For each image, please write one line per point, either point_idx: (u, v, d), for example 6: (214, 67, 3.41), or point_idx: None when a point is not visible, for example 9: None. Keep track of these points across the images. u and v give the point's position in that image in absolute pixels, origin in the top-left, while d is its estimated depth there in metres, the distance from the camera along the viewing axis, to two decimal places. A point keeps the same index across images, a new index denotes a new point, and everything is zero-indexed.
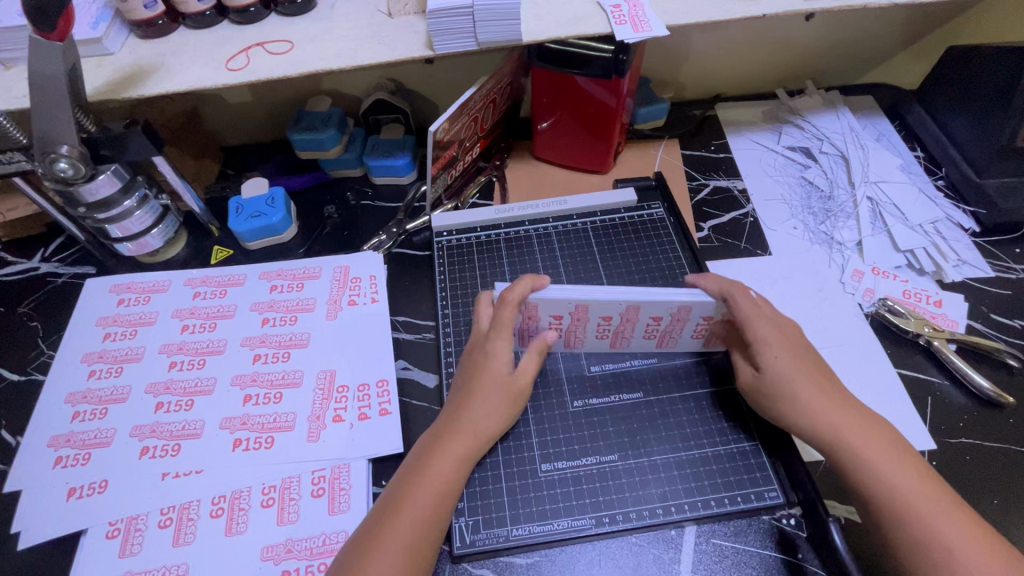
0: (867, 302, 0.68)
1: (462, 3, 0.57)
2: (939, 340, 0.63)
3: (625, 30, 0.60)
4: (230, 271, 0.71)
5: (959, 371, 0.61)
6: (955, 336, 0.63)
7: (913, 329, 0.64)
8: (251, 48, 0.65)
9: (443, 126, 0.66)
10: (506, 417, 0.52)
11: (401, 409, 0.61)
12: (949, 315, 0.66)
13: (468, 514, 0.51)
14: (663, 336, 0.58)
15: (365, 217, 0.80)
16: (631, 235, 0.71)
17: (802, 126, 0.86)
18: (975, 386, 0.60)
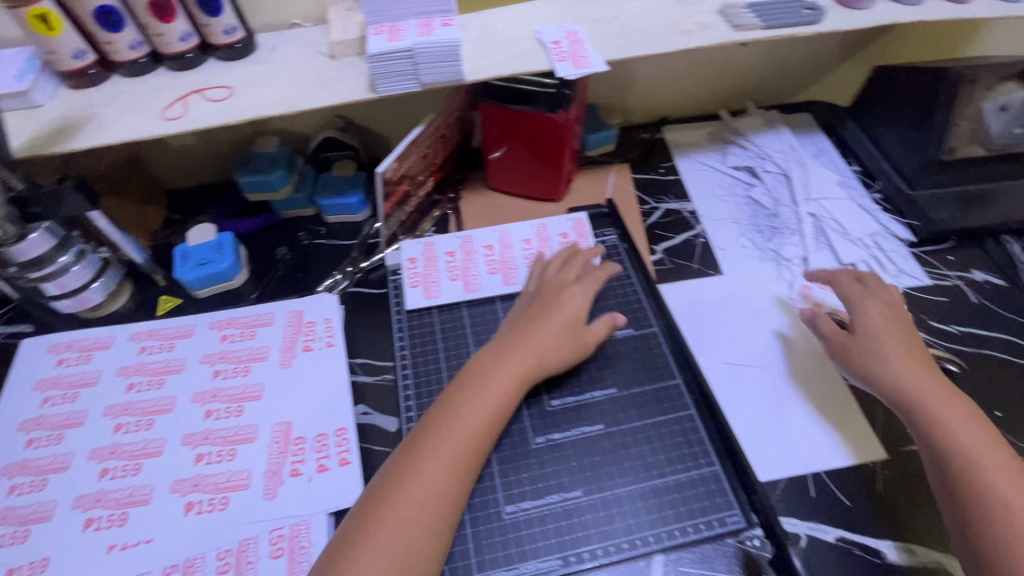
0: None
1: (400, 47, 0.57)
2: None
3: (566, 66, 0.61)
4: (178, 323, 0.69)
5: None
6: None
7: None
8: (189, 96, 0.63)
9: (391, 165, 0.66)
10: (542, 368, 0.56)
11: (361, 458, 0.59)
12: None
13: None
14: (543, 262, 0.70)
15: (319, 257, 0.79)
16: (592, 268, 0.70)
17: (745, 145, 0.89)
18: None
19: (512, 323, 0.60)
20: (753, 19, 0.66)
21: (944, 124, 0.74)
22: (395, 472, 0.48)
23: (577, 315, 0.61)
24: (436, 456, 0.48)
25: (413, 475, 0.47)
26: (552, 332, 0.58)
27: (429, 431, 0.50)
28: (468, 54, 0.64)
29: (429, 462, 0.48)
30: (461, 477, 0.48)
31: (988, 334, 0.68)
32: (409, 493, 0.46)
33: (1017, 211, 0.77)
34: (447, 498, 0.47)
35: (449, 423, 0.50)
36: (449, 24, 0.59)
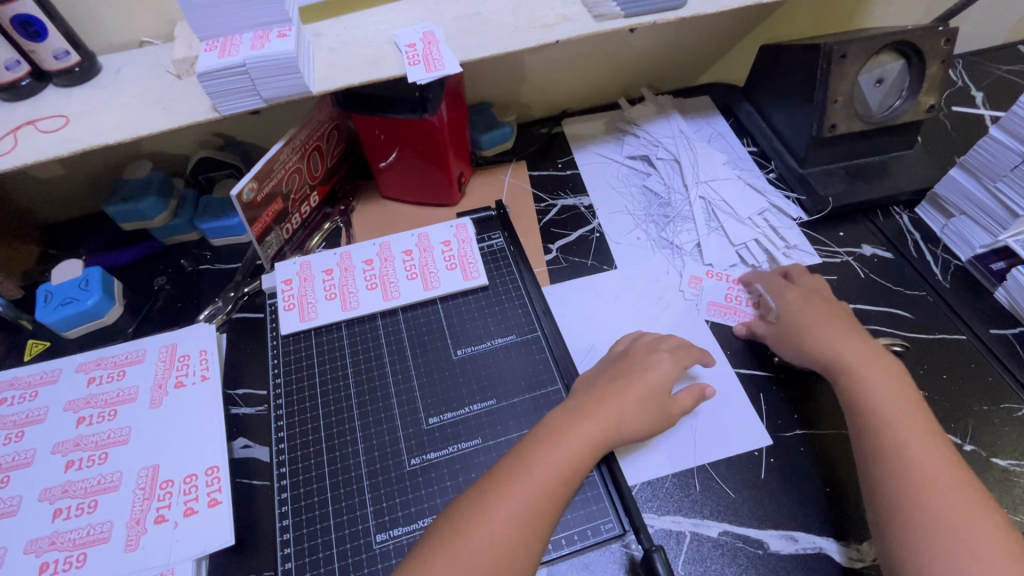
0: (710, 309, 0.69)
1: (232, 64, 0.54)
2: None
3: (418, 70, 0.59)
4: (41, 368, 0.65)
5: None
6: None
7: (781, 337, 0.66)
8: (20, 128, 0.59)
9: (250, 185, 0.63)
10: (650, 418, 0.54)
11: (237, 498, 0.57)
12: None
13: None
14: (424, 273, 0.68)
15: (202, 283, 0.75)
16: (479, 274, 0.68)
17: (638, 134, 0.88)
18: None
19: (612, 374, 0.56)
20: (614, 7, 0.64)
21: (822, 101, 0.73)
22: (439, 534, 0.45)
23: (663, 369, 0.57)
24: (528, 486, 0.47)
25: (493, 516, 0.45)
26: (633, 393, 0.54)
27: (526, 461, 0.49)
28: (318, 63, 0.61)
29: (505, 504, 0.46)
30: (552, 509, 0.47)
31: (876, 308, 0.69)
32: (486, 540, 0.44)
33: (904, 182, 0.77)
34: (527, 542, 0.45)
35: (537, 461, 0.49)
36: (286, 35, 0.56)
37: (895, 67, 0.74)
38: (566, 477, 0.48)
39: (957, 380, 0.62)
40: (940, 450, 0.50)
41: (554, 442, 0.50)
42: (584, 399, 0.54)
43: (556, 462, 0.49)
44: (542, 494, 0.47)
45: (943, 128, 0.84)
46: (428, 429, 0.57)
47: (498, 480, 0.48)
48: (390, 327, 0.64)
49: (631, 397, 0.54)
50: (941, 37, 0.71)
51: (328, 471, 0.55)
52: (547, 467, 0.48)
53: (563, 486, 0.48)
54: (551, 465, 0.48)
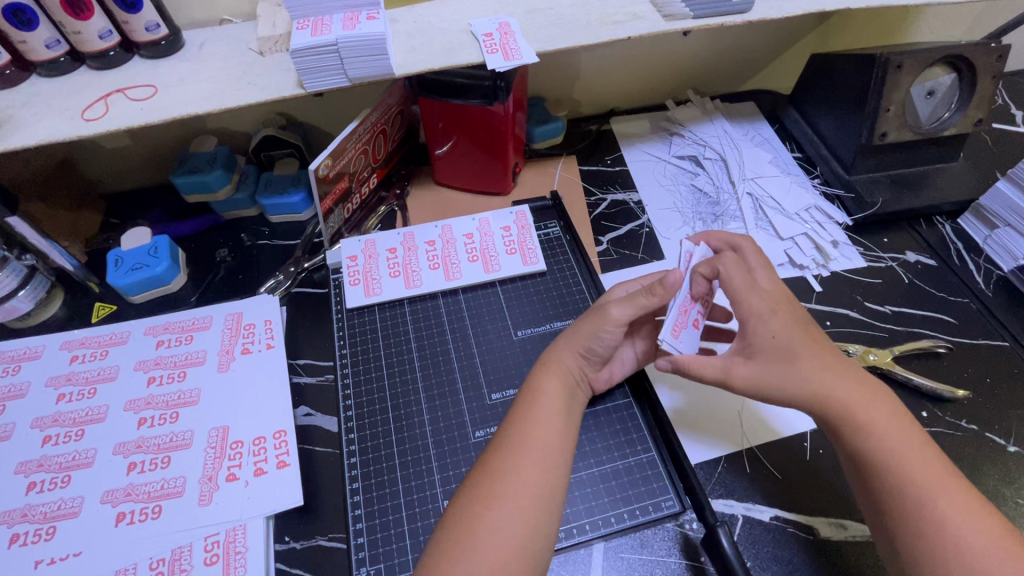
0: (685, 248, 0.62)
1: (324, 42, 0.56)
2: (883, 364, 0.64)
3: (496, 59, 0.61)
4: (111, 329, 0.67)
5: (901, 376, 0.63)
6: (902, 372, 0.63)
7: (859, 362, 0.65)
8: (110, 96, 0.62)
9: (324, 162, 0.65)
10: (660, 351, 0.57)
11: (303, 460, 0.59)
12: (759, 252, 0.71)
13: (368, 548, 0.51)
14: (484, 257, 0.69)
15: (261, 258, 0.78)
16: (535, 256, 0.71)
17: (684, 135, 0.90)
18: (915, 384, 0.63)
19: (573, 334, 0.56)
20: (683, 8, 0.66)
21: (874, 110, 0.75)
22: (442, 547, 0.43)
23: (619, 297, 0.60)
24: (514, 489, 0.45)
25: (490, 521, 0.44)
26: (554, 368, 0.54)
27: (512, 434, 0.49)
28: (399, 47, 0.63)
29: (500, 509, 0.44)
30: (544, 502, 0.46)
31: (919, 312, 0.71)
32: (491, 545, 0.43)
33: (948, 192, 0.79)
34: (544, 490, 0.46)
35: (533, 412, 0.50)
36: (374, 18, 0.58)
37: (946, 81, 0.76)
38: (551, 465, 0.48)
39: (1000, 384, 0.64)
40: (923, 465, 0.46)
41: (530, 436, 0.49)
42: (539, 380, 0.53)
43: (525, 453, 0.47)
44: (530, 490, 0.46)
45: (985, 143, 0.86)
46: (490, 403, 0.59)
47: (483, 485, 0.46)
48: (452, 307, 0.66)
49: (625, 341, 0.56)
50: (994, 53, 0.73)
51: (396, 441, 0.57)
52: (531, 462, 0.47)
53: (548, 475, 0.47)
54: (526, 455, 0.47)
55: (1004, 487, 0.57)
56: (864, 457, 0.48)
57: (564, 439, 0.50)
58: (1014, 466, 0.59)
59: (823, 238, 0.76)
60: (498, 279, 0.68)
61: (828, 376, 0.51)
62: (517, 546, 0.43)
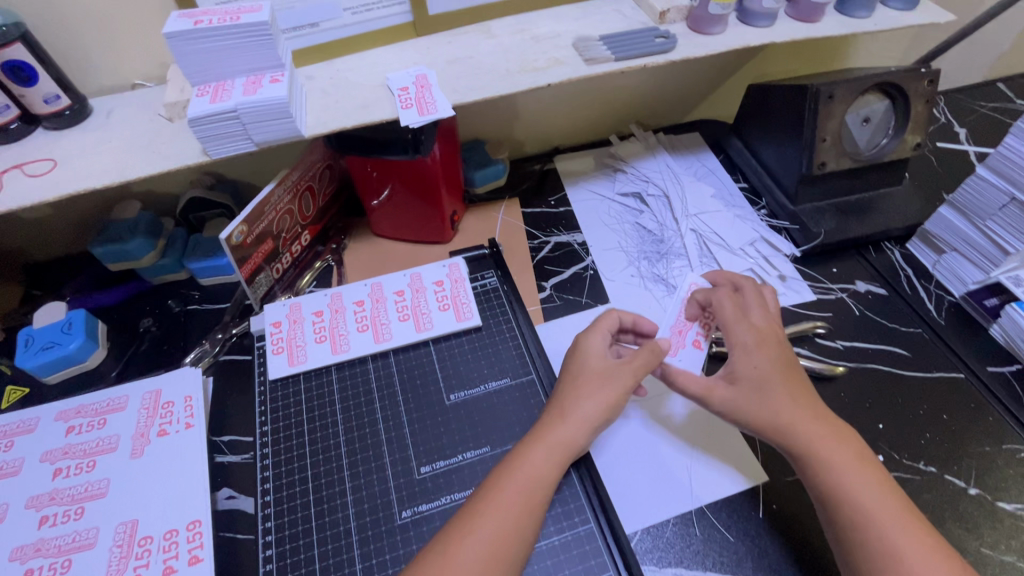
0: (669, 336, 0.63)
1: (223, 110, 0.53)
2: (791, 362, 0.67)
3: (410, 114, 0.59)
4: (19, 416, 0.63)
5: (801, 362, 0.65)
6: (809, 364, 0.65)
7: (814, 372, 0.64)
8: (6, 173, 0.59)
9: (240, 228, 0.62)
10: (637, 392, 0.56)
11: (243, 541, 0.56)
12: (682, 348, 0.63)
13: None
14: (415, 316, 0.66)
15: (189, 325, 0.74)
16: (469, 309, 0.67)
17: (628, 171, 0.88)
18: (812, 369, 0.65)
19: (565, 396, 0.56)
20: (605, 52, 0.65)
21: (811, 140, 0.74)
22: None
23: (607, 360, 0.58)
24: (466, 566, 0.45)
25: None
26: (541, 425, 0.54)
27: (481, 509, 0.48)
28: (312, 106, 0.61)
29: None
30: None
31: (869, 345, 0.68)
32: None
33: (894, 217, 0.78)
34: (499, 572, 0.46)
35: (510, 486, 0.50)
36: (278, 80, 0.56)
37: (880, 107, 0.75)
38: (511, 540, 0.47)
39: (957, 420, 0.62)
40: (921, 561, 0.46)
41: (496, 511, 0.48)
42: (527, 450, 0.52)
43: (499, 527, 0.47)
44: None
45: (929, 165, 0.85)
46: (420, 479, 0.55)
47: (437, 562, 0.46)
48: (382, 372, 0.63)
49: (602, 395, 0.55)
50: (925, 78, 0.72)
51: (318, 527, 0.53)
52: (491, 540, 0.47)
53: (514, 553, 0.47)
54: (493, 529, 0.47)
55: (967, 535, 0.54)
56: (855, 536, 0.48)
57: (538, 510, 0.49)
58: (976, 512, 0.55)
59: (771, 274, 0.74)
60: (430, 338, 0.65)
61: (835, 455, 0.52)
62: None
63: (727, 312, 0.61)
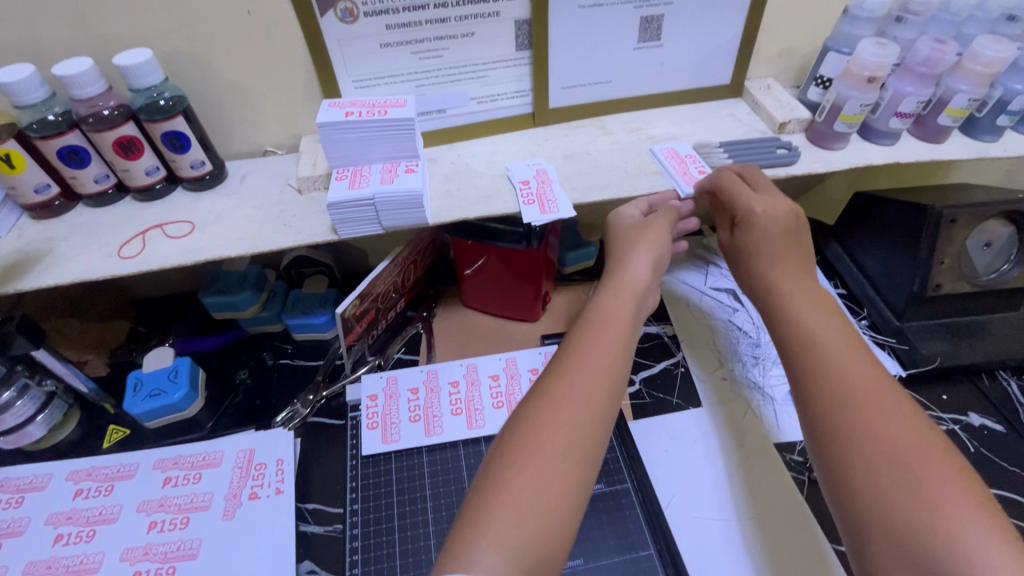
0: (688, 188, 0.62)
1: (361, 196, 0.56)
2: None
3: (533, 210, 0.60)
4: (120, 461, 0.65)
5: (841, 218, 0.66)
6: None
7: None
8: (149, 232, 0.62)
9: (354, 301, 0.64)
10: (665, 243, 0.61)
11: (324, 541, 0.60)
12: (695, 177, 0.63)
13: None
14: (509, 403, 0.66)
15: (282, 380, 0.76)
16: None
17: (722, 265, 0.87)
18: None
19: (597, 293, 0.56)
20: (726, 159, 0.66)
21: (927, 260, 0.71)
22: (465, 517, 0.40)
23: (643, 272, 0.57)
24: (576, 384, 0.45)
25: (540, 461, 0.41)
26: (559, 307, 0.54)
27: (572, 348, 0.49)
28: (436, 191, 0.63)
29: (556, 415, 0.43)
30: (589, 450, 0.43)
31: (987, 490, 0.63)
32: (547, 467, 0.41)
33: (1011, 347, 0.73)
34: (603, 395, 0.45)
35: (599, 324, 0.51)
36: (413, 171, 0.59)
37: (1003, 234, 0.73)
38: (602, 364, 0.47)
39: None
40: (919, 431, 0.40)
41: (576, 350, 0.48)
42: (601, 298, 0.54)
43: (591, 374, 0.46)
44: (591, 409, 0.44)
45: None
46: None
47: (537, 398, 0.45)
48: (472, 459, 0.62)
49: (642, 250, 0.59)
50: None
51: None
52: (588, 367, 0.46)
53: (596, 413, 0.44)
54: (586, 374, 0.46)
55: None
56: (837, 396, 0.43)
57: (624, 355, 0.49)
58: None
59: None
60: None
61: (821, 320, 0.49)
62: (563, 480, 0.41)
63: (739, 193, 0.58)
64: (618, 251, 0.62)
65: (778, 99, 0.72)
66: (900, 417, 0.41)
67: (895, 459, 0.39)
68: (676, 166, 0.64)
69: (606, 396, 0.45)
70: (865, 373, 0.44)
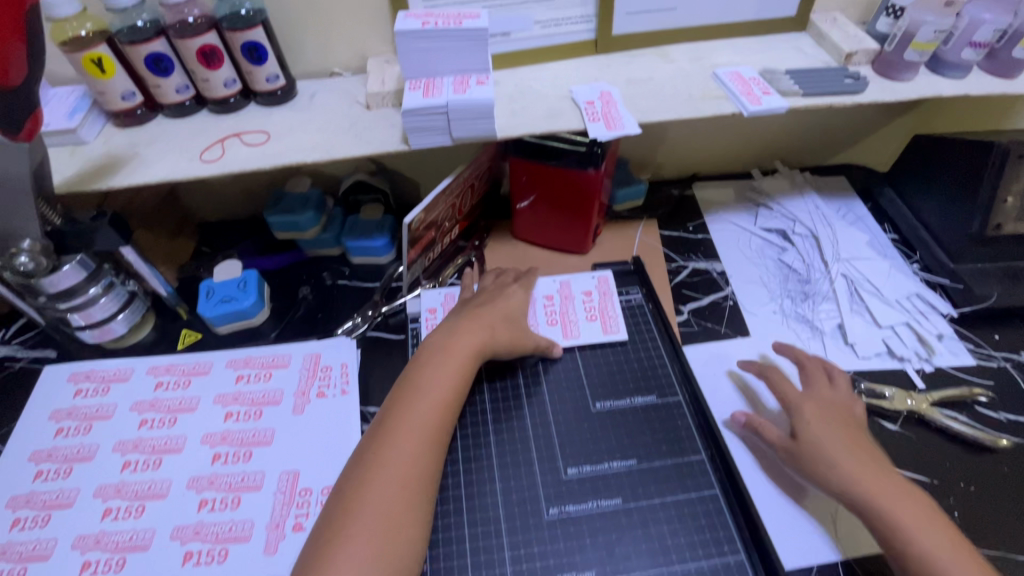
0: (752, 104, 0.62)
1: (435, 103, 0.58)
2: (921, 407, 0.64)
3: (598, 127, 0.61)
4: (195, 359, 0.69)
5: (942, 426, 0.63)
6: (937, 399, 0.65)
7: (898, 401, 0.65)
8: (227, 139, 0.65)
9: (418, 214, 0.66)
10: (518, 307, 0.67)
11: None
12: (760, 97, 0.63)
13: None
14: (562, 320, 0.69)
15: (341, 298, 0.79)
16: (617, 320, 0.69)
17: (772, 207, 0.87)
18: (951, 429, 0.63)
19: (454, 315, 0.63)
20: (793, 85, 0.65)
21: (987, 200, 0.71)
22: (319, 545, 0.44)
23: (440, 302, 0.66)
24: (368, 516, 0.45)
25: (346, 543, 0.44)
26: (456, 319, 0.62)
27: (399, 411, 0.52)
28: (502, 109, 0.64)
29: (358, 526, 0.45)
30: (427, 466, 0.50)
31: None
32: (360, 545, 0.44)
33: None
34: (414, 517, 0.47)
35: (422, 392, 0.54)
36: (484, 83, 0.60)
37: None
38: (430, 430, 0.51)
39: None
40: (925, 513, 0.50)
41: (408, 421, 0.51)
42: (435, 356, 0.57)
43: (393, 478, 0.48)
44: (399, 499, 0.47)
45: None
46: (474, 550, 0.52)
47: (348, 495, 0.47)
48: (539, 423, 0.61)
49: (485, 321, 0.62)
50: None
51: (468, 526, 0.54)
52: (396, 462, 0.49)
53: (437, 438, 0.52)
54: (400, 458, 0.49)
55: None
56: (867, 501, 0.51)
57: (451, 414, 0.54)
58: None
59: (928, 330, 0.71)
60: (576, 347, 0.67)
61: (862, 463, 0.53)
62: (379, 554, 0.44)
63: (789, 388, 0.61)
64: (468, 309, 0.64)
65: (846, 31, 0.71)
66: (899, 496, 0.51)
67: (896, 529, 0.49)
68: (740, 87, 0.65)
69: (409, 510, 0.47)
70: (852, 450, 0.54)
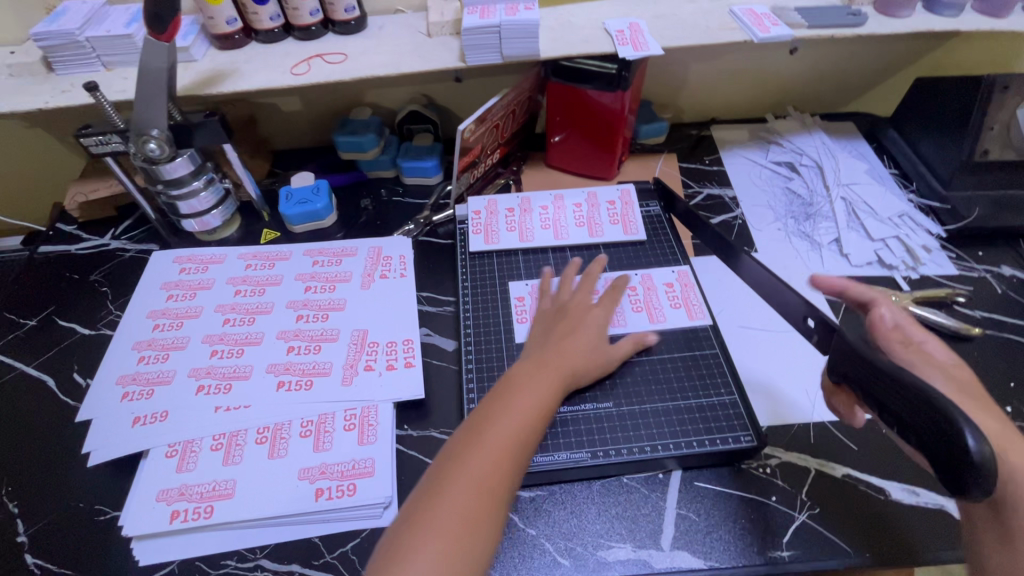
0: (761, 32, 0.72)
1: (490, 24, 0.69)
2: (906, 302, 0.71)
3: (627, 49, 0.71)
4: (278, 248, 0.82)
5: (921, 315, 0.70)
6: (917, 295, 0.73)
7: (884, 301, 0.72)
8: (312, 59, 0.77)
9: (470, 127, 0.77)
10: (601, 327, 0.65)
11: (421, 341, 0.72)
12: (769, 28, 0.73)
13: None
14: (590, 225, 0.82)
15: (396, 210, 0.91)
16: (639, 225, 0.82)
17: (782, 143, 0.96)
18: (937, 322, 0.70)
19: (540, 341, 0.62)
20: (800, 19, 0.75)
21: (976, 128, 0.79)
22: (393, 547, 0.45)
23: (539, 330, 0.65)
24: (448, 512, 0.46)
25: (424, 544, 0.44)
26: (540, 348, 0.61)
27: (492, 418, 0.53)
28: (544, 36, 0.75)
29: (438, 526, 0.45)
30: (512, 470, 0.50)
31: (1008, 320, 0.72)
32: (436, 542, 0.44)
33: None
34: (493, 511, 0.47)
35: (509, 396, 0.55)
36: (531, 9, 0.71)
37: None
38: (520, 436, 0.52)
39: None
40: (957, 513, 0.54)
41: (494, 423, 0.52)
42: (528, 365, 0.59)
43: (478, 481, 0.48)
44: (481, 497, 0.47)
45: None
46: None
47: (432, 489, 0.48)
48: None
49: (572, 341, 0.62)
50: None
51: None
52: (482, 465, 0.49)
53: (512, 449, 0.51)
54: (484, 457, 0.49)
55: None
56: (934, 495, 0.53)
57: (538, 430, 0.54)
58: None
59: (916, 242, 0.80)
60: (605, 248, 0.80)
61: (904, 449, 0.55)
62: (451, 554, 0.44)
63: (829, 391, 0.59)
64: (562, 326, 0.64)
65: None
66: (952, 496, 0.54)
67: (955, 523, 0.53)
68: (752, 20, 0.74)
69: (490, 520, 0.47)
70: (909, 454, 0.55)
